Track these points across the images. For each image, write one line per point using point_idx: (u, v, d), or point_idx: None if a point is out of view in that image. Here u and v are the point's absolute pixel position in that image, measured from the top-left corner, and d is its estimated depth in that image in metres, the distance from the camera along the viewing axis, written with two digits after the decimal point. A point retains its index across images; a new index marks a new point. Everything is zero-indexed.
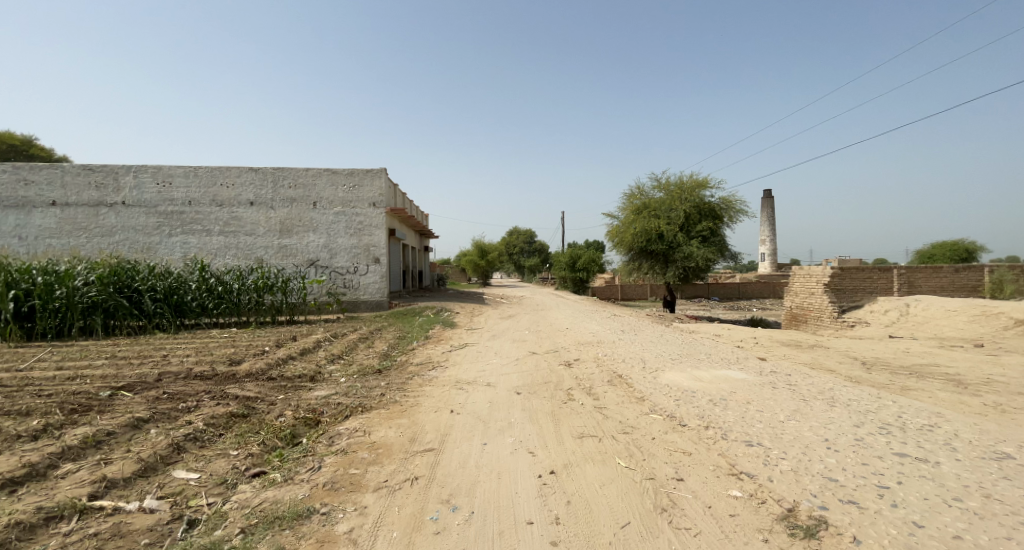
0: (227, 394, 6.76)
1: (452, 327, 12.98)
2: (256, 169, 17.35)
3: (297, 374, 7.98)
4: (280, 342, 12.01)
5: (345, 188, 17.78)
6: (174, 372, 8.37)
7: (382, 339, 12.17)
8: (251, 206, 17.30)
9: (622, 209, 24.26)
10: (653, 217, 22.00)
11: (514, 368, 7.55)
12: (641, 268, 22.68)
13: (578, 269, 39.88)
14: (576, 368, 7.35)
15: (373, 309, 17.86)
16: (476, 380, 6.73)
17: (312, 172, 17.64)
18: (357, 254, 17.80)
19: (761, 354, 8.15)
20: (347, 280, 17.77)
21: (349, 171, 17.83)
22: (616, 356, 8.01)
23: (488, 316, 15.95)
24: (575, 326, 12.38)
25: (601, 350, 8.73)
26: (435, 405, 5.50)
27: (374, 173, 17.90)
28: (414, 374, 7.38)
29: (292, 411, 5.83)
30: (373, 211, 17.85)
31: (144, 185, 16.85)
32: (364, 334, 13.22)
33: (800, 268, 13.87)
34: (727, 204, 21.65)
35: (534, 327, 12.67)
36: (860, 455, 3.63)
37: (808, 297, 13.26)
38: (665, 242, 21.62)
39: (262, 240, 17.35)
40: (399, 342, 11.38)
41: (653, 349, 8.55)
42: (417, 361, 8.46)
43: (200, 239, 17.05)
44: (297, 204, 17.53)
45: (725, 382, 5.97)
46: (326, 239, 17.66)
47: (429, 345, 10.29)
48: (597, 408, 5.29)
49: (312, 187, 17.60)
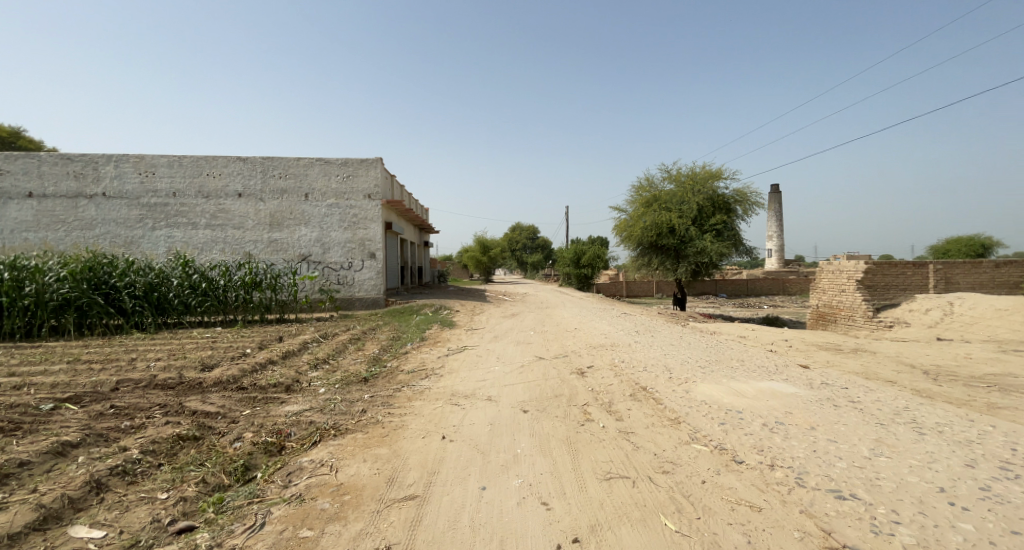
0: (184, 409, 5.77)
1: (451, 327, 12.00)
2: (244, 159, 16.37)
3: (272, 383, 6.99)
4: (264, 343, 11.04)
5: (339, 178, 16.77)
6: (134, 379, 7.39)
7: (375, 340, 11.17)
8: (239, 198, 16.33)
9: (630, 202, 23.19)
10: (664, 209, 20.93)
11: (519, 377, 6.54)
12: (651, 263, 21.63)
13: (582, 265, 38.81)
14: (591, 379, 6.34)
15: (369, 306, 16.86)
16: (475, 393, 5.72)
17: (303, 162, 16.64)
18: (351, 249, 16.83)
19: (801, 361, 7.13)
20: (341, 276, 16.79)
21: (342, 161, 16.82)
22: (636, 364, 6.99)
23: (490, 314, 14.99)
24: (585, 326, 11.34)
25: (617, 356, 7.71)
26: (424, 428, 4.51)
27: (369, 163, 16.90)
28: (403, 384, 6.37)
29: (254, 432, 4.85)
30: (368, 204, 16.85)
31: (126, 175, 15.90)
32: (357, 334, 12.23)
33: (828, 263, 12.79)
34: (742, 196, 20.57)
35: (540, 327, 11.64)
36: (1002, 518, 2.63)
37: (838, 294, 12.20)
38: (677, 236, 20.56)
39: (250, 234, 16.39)
40: (392, 344, 10.38)
41: (677, 355, 7.53)
42: (408, 367, 7.45)
43: (185, 232, 16.09)
44: (288, 196, 16.55)
45: (774, 399, 4.95)
46: (319, 232, 16.69)
47: (425, 348, 9.28)
48: (623, 434, 4.29)
49: (304, 177, 16.62)
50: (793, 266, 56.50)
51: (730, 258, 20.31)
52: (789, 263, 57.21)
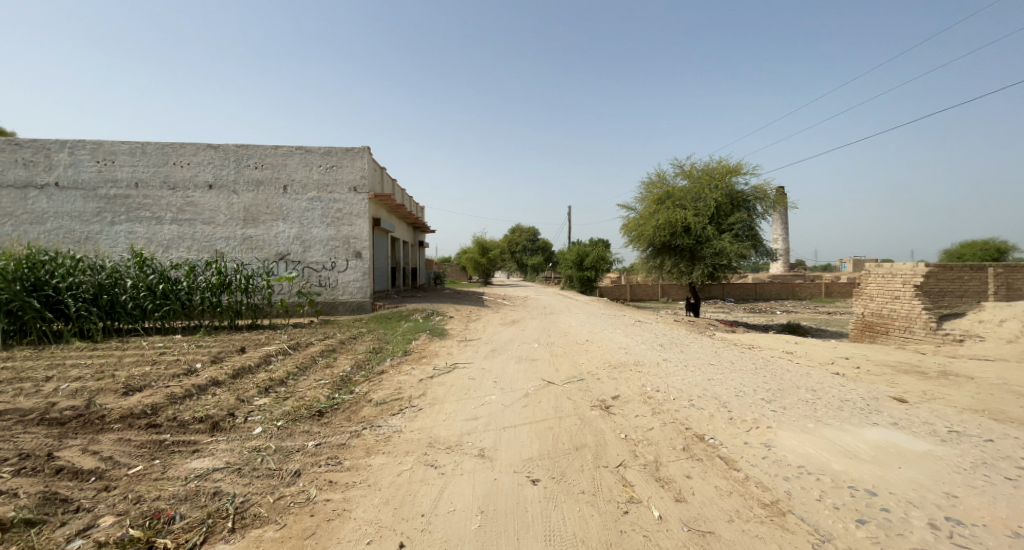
0: (49, 463, 4.03)
1: (442, 337, 10.34)
2: (215, 147, 14.71)
3: (196, 418, 5.27)
4: (220, 355, 9.35)
5: (321, 169, 15.11)
6: (23, 408, 5.66)
7: (351, 353, 9.46)
8: (209, 190, 14.66)
9: (639, 200, 21.59)
10: (678, 207, 19.28)
11: (522, 414, 4.86)
12: (663, 266, 19.99)
13: (585, 268, 37.13)
14: (622, 419, 4.69)
15: (354, 311, 15.18)
16: (461, 444, 4.04)
17: (282, 151, 14.97)
18: (334, 247, 15.16)
19: (892, 392, 5.46)
20: (323, 278, 15.10)
21: (325, 149, 15.16)
22: (676, 395, 5.31)
23: (488, 321, 13.35)
24: (597, 338, 9.64)
25: (648, 381, 6.05)
26: (376, 519, 2.85)
27: (355, 153, 15.27)
28: (365, 426, 4.68)
29: (118, 516, 3.15)
30: (353, 197, 15.19)
31: (82, 163, 14.25)
32: (331, 345, 10.53)
33: (877, 266, 11.12)
34: (763, 192, 18.88)
35: (546, 338, 9.96)
36: None
37: (890, 302, 10.54)
38: (692, 236, 18.92)
39: (222, 230, 14.70)
40: (370, 358, 8.68)
41: (724, 382, 5.86)
42: (379, 395, 5.75)
43: (149, 227, 14.42)
44: (264, 187, 14.87)
45: (911, 467, 3.29)
46: (298, 229, 15.02)
47: (407, 364, 7.60)
48: (697, 537, 2.64)
49: (282, 167, 14.96)
50: (800, 270, 54.96)
51: (750, 259, 18.62)
52: (796, 267, 55.68)
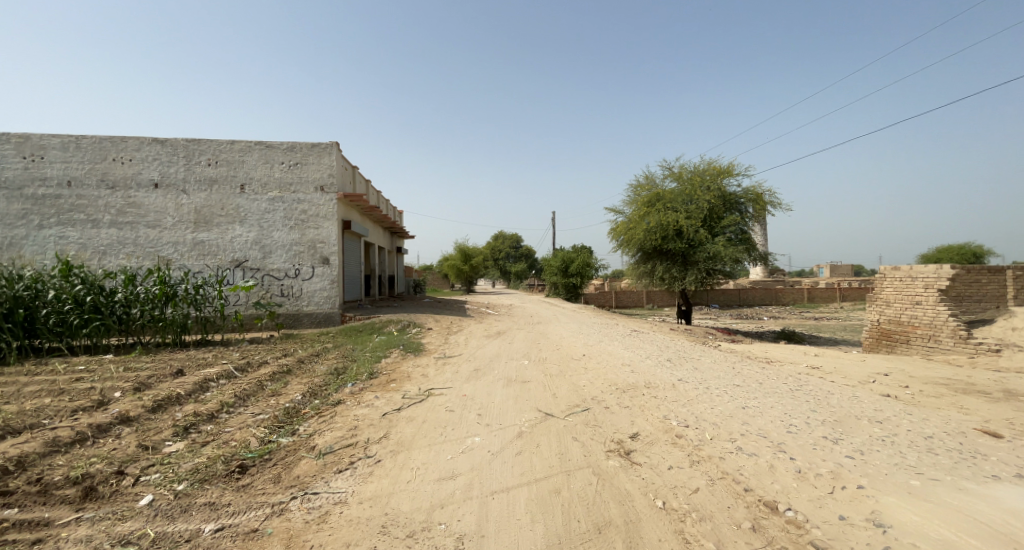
0: None
1: (417, 354, 8.98)
2: (162, 141, 13.14)
3: (67, 482, 3.83)
4: (148, 380, 7.82)
5: (283, 167, 13.66)
6: None
7: (307, 375, 8.03)
8: (155, 189, 13.05)
9: (628, 202, 20.65)
10: (669, 209, 18.34)
11: (516, 469, 3.60)
12: (654, 271, 18.99)
13: (571, 274, 36.07)
14: (652, 472, 3.47)
15: (321, 323, 13.67)
16: (432, 530, 2.76)
17: (239, 146, 13.45)
18: (298, 253, 13.67)
19: (975, 424, 4.38)
20: (285, 286, 13.57)
21: (289, 145, 13.73)
22: (713, 433, 4.13)
23: (469, 332, 12.04)
24: (595, 354, 8.42)
25: (670, 411, 4.86)
26: None
27: (322, 149, 13.88)
28: (296, 494, 3.34)
29: None
30: (320, 198, 13.76)
31: (5, 159, 12.52)
32: (287, 364, 9.06)
33: (893, 269, 10.23)
34: (757, 194, 18.09)
35: (536, 354, 8.70)
36: None
37: (911, 308, 9.65)
38: (684, 239, 17.98)
39: (169, 234, 13.08)
40: (328, 382, 7.27)
41: (765, 412, 4.70)
42: (327, 439, 4.41)
43: (83, 231, 12.72)
44: (218, 186, 13.31)
45: None
46: (257, 233, 13.47)
47: (370, 390, 6.23)
48: None
49: (239, 164, 13.44)
50: (780, 275, 55.23)
51: (743, 264, 17.79)
52: (777, 272, 55.91)
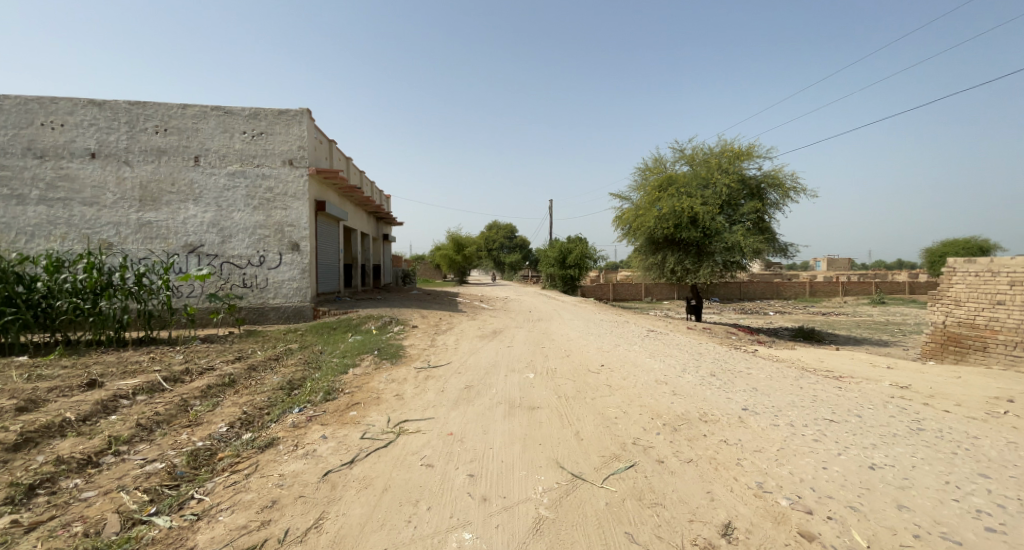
0: None
1: (395, 361, 7.24)
2: (100, 103, 11.17)
3: None
4: (39, 396, 5.99)
5: (245, 136, 11.76)
6: None
7: (250, 391, 6.24)
8: (92, 160, 11.11)
9: (636, 188, 18.94)
10: (683, 194, 16.65)
11: None
12: (665, 262, 17.30)
13: (569, 266, 34.33)
14: None
15: (290, 319, 11.89)
16: None
17: (192, 111, 11.51)
18: (263, 237, 11.83)
19: None
20: (248, 276, 11.74)
21: (252, 111, 11.82)
22: (865, 533, 2.48)
23: (461, 331, 10.32)
24: (616, 364, 6.74)
25: (764, 472, 3.19)
26: None
27: (291, 117, 12.01)
28: None
29: None
30: (288, 174, 11.92)
31: None
32: (232, 373, 7.27)
33: (964, 262, 8.66)
34: (779, 178, 16.48)
35: (543, 363, 6.99)
36: None
37: (989, 309, 8.10)
38: (699, 228, 16.30)
39: (109, 213, 11.16)
40: (272, 405, 5.52)
41: (914, 482, 3.06)
42: (221, 531, 2.69)
43: (5, 208, 10.76)
44: (168, 158, 11.41)
45: None
46: (214, 213, 11.59)
47: (318, 422, 4.47)
48: None
49: (193, 132, 11.52)
50: (779, 269, 54.03)
51: (763, 255, 16.22)
52: (775, 265, 54.77)
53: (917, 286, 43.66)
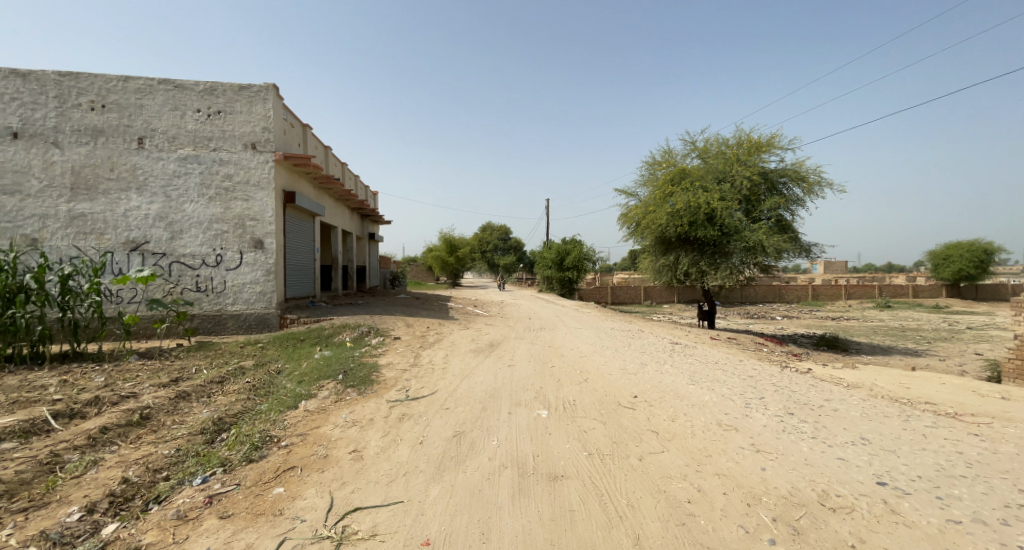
0: None
1: (364, 388, 5.58)
2: (23, 74, 9.42)
3: None
4: None
5: (200, 115, 10.06)
6: None
7: (159, 436, 4.55)
8: (14, 141, 9.35)
9: (644, 183, 17.42)
10: (698, 189, 15.13)
11: None
12: (679, 264, 15.77)
13: (566, 268, 32.75)
14: None
15: (251, 329, 10.15)
16: None
17: (134, 85, 9.81)
18: (220, 233, 10.10)
19: None
20: (202, 278, 10.02)
21: (208, 86, 10.13)
22: None
23: (452, 345, 8.68)
24: (654, 396, 5.13)
25: None
26: None
27: (254, 93, 10.34)
28: None
29: None
30: (250, 159, 10.23)
31: None
32: (150, 404, 5.54)
33: None
34: (802, 172, 14.99)
35: (557, 392, 5.37)
36: None
37: None
38: (716, 225, 14.78)
39: (34, 204, 9.40)
40: (175, 465, 3.82)
41: None
42: None
43: None
44: (106, 139, 9.67)
45: None
46: (161, 204, 9.84)
47: (216, 514, 2.81)
48: None
49: (136, 109, 9.80)
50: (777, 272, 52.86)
51: (786, 256, 14.72)
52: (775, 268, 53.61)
53: (921, 289, 42.51)
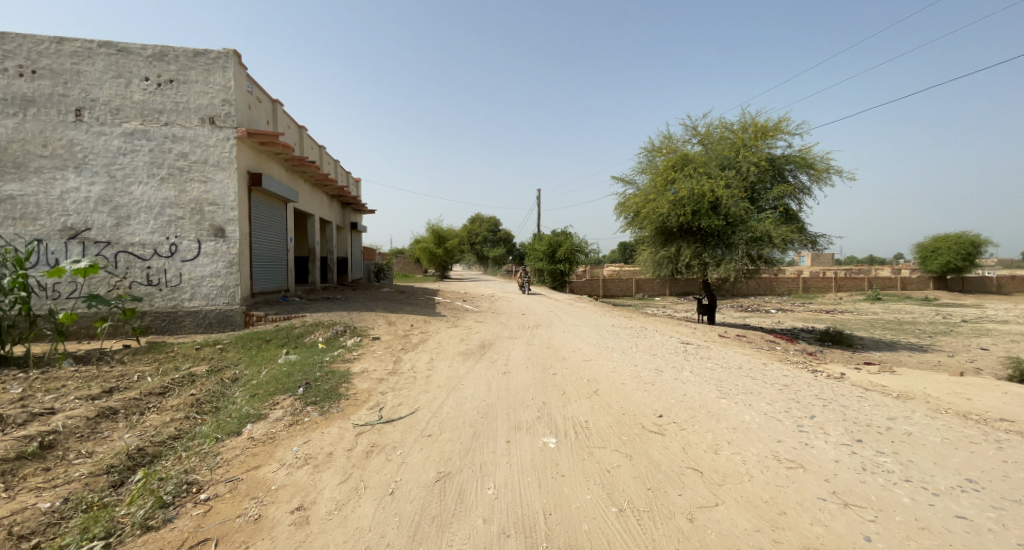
0: None
1: (330, 406, 4.56)
2: None
3: None
4: None
5: (148, 84, 8.83)
6: None
7: (50, 478, 3.46)
8: None
9: (642, 171, 16.45)
10: (701, 176, 14.22)
11: None
12: (680, 256, 14.90)
13: (557, 260, 31.80)
14: None
15: (212, 328, 9.02)
16: None
17: (70, 48, 8.51)
18: (175, 219, 8.92)
19: None
20: (154, 271, 8.85)
21: (157, 51, 8.89)
22: None
23: (439, 346, 7.68)
24: (684, 415, 4.21)
25: None
26: None
27: (211, 60, 9.13)
28: None
29: None
30: (208, 135, 9.04)
31: None
32: (60, 426, 4.43)
33: None
34: (810, 159, 14.17)
35: (565, 410, 4.41)
36: None
37: None
38: (721, 215, 13.93)
39: None
40: (51, 530, 2.77)
41: None
42: None
43: None
44: (37, 110, 8.37)
45: None
46: (104, 185, 8.61)
47: None
48: None
49: (73, 76, 8.52)
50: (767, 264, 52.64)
51: (792, 248, 13.98)
52: None
53: (910, 281, 42.55)
